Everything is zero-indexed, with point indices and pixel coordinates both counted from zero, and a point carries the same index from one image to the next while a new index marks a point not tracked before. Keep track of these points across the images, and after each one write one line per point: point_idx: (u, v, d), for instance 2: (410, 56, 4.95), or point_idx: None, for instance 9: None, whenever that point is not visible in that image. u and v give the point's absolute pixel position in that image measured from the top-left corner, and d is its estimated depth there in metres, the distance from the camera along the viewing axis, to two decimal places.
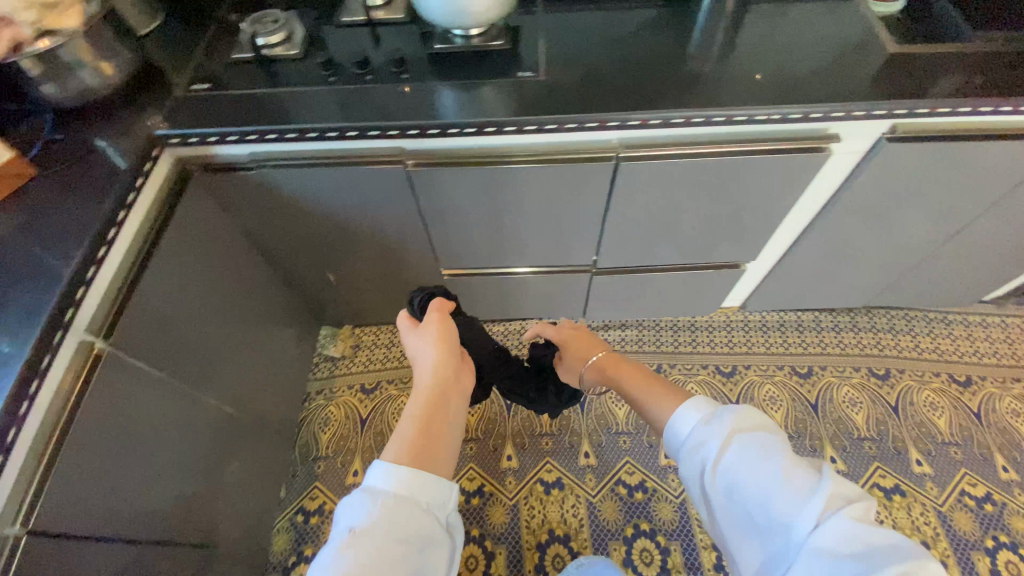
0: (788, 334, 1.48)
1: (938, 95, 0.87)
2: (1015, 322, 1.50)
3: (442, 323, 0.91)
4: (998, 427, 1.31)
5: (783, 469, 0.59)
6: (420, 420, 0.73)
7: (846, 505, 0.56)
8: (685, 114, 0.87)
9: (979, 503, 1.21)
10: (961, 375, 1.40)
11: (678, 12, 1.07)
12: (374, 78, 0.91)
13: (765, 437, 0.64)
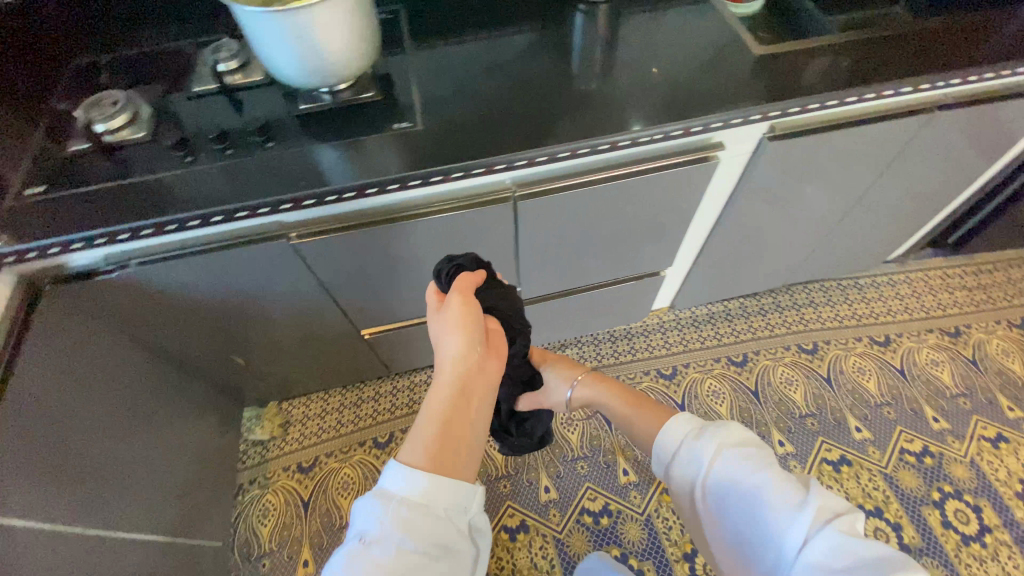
0: (719, 325, 1.53)
1: (810, 91, 0.90)
2: (915, 276, 1.63)
3: (466, 306, 0.75)
4: (923, 378, 1.43)
5: (771, 482, 0.62)
6: (438, 426, 0.67)
7: (830, 517, 0.56)
8: (572, 146, 0.86)
9: (920, 458, 1.31)
10: (881, 336, 1.51)
11: (553, 33, 1.05)
12: (236, 151, 0.83)
13: (753, 453, 0.67)
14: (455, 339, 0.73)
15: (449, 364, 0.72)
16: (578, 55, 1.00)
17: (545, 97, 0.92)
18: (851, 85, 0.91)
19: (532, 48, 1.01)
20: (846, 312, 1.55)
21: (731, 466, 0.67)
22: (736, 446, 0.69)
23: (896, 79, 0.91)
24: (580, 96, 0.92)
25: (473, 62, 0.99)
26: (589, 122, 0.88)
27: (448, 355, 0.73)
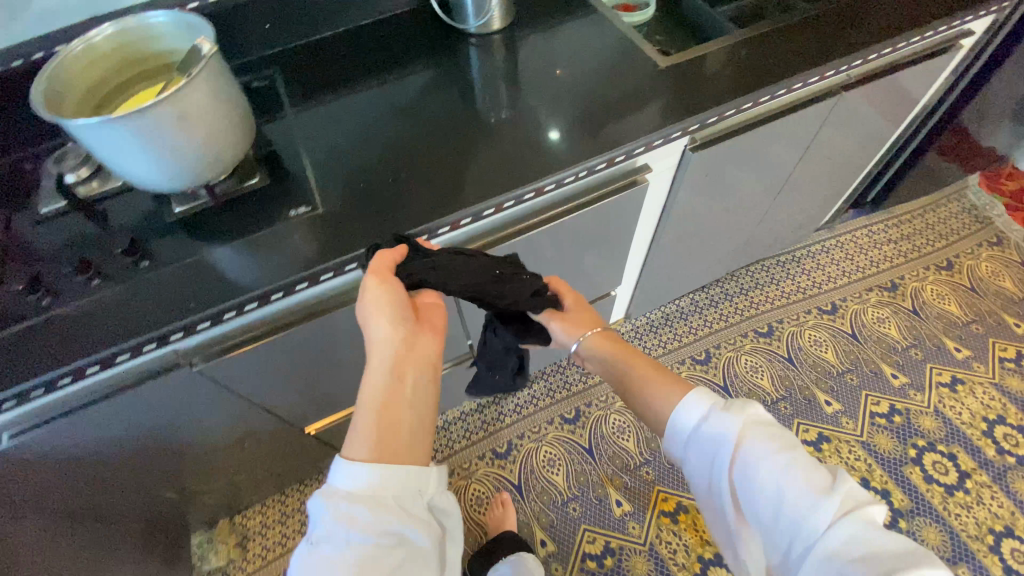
0: (674, 326, 1.49)
1: (719, 99, 0.91)
2: (830, 251, 2.00)
3: (382, 288, 0.72)
4: (873, 339, 1.81)
5: (800, 471, 0.66)
6: (375, 410, 0.68)
7: (853, 509, 0.62)
8: (498, 201, 0.84)
9: (892, 421, 1.66)
10: (827, 305, 1.89)
11: (449, 74, 1.02)
12: (107, 284, 0.77)
13: (778, 438, 0.71)
14: (382, 321, 0.72)
15: (379, 348, 0.72)
16: (487, 98, 0.97)
17: (460, 150, 0.89)
18: (756, 88, 0.93)
19: (441, 99, 0.98)
20: (801, 286, 1.52)
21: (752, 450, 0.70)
22: (761, 429, 0.72)
23: (795, 73, 0.94)
24: (496, 145, 0.89)
25: (379, 124, 0.95)
26: (513, 173, 0.86)
27: (376, 338, 0.72)
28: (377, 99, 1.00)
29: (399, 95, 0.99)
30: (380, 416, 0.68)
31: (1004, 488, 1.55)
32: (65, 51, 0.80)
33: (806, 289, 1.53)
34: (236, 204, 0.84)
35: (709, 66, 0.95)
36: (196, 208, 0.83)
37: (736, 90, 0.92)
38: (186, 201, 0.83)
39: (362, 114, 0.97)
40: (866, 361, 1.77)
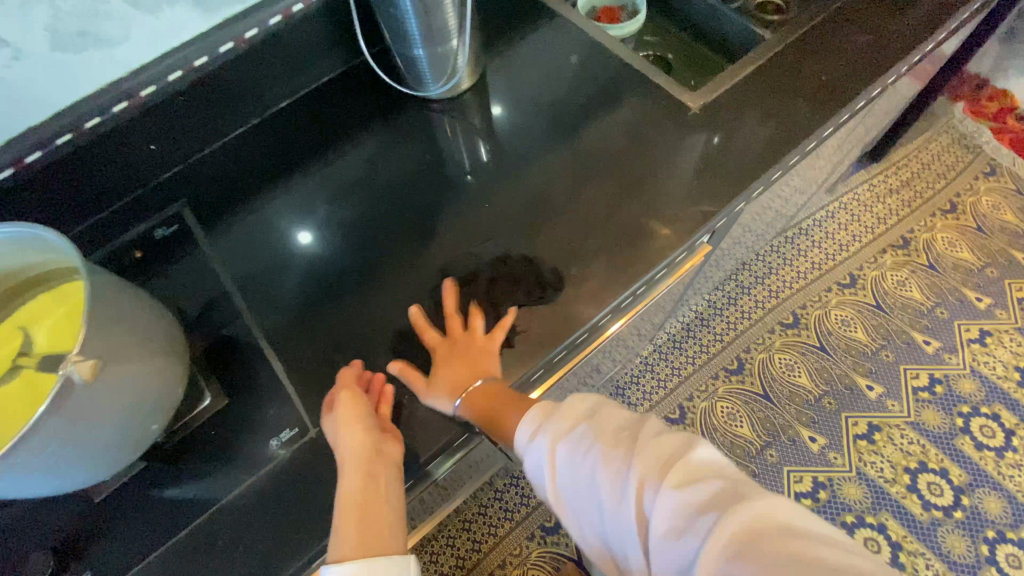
0: (755, 292, 1.34)
1: (879, 61, 0.75)
2: (927, 151, 1.44)
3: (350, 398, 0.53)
4: (999, 227, 1.35)
5: (604, 457, 0.46)
6: (353, 511, 0.46)
7: (662, 469, 0.43)
8: (671, 260, 0.64)
9: (984, 344, 1.24)
10: (946, 205, 1.38)
11: (495, 75, 0.77)
12: (175, 505, 0.51)
13: (590, 420, 0.49)
14: (355, 427, 0.51)
15: (358, 444, 0.50)
16: (591, 91, 0.75)
17: (603, 176, 0.69)
18: (911, 38, 0.77)
19: (530, 102, 0.75)
20: (870, 222, 1.37)
21: (567, 459, 0.48)
22: (567, 424, 0.50)
23: (945, 16, 0.79)
24: (641, 164, 0.69)
25: (471, 154, 0.72)
26: (682, 198, 0.66)
27: (351, 446, 0.50)
28: (447, 117, 0.74)
29: (470, 105, 0.75)
30: (364, 521, 0.46)
31: None
32: (45, 148, 0.55)
33: (879, 223, 1.37)
34: (338, 300, 0.61)
35: (845, 18, 0.79)
36: (291, 308, 0.61)
37: (896, 48, 0.76)
38: (280, 278, 0.63)
39: (439, 140, 0.73)
40: (1002, 251, 1.32)
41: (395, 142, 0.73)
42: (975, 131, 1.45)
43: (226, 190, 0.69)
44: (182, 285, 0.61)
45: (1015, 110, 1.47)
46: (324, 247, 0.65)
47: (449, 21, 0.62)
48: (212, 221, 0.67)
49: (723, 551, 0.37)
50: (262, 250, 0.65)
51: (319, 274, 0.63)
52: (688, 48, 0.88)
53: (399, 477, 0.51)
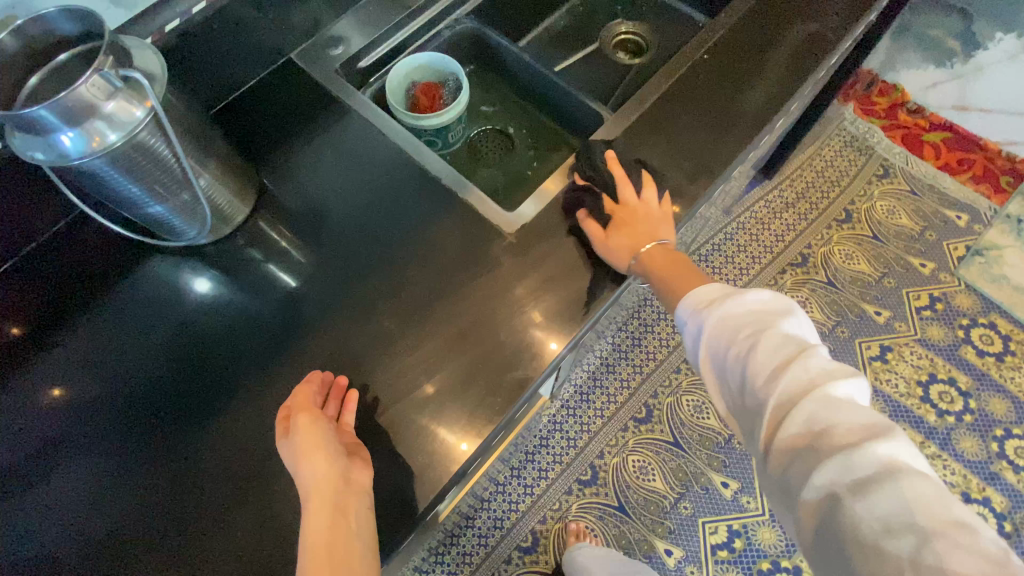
0: (658, 329, 1.28)
1: (733, 145, 0.62)
2: (819, 158, 1.41)
3: (308, 418, 0.46)
4: (894, 234, 1.33)
5: (758, 348, 0.43)
6: (318, 548, 0.39)
7: (809, 389, 0.40)
8: (506, 424, 0.52)
9: (885, 360, 1.23)
10: (840, 215, 1.36)
11: (288, 184, 0.62)
12: None
13: (764, 317, 0.46)
14: (313, 454, 0.44)
15: (319, 472, 0.43)
16: (402, 206, 0.61)
17: (412, 339, 0.54)
18: (773, 101, 0.64)
19: (328, 228, 0.60)
20: (769, 240, 1.34)
21: (719, 340, 0.47)
22: (743, 309, 0.47)
23: (811, 62, 0.66)
24: (454, 311, 0.55)
25: (290, 278, 0.58)
26: (511, 352, 0.53)
27: (313, 475, 0.43)
28: (229, 254, 0.60)
29: (257, 234, 0.61)
30: (332, 563, 0.38)
31: (953, 451, 1.15)
32: None
33: (778, 241, 1.34)
34: (181, 440, 0.51)
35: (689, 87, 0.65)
36: (115, 444, 0.50)
37: None
38: (141, 367, 0.53)
39: (237, 270, 0.59)
40: (898, 259, 1.31)
41: (200, 264, 0.59)
42: (867, 132, 1.42)
43: (72, 287, 0.56)
44: (24, 415, 0.51)
45: (906, 105, 1.44)
46: (193, 321, 0.56)
47: (173, 164, 0.48)
48: (56, 331, 0.55)
49: (837, 475, 0.36)
50: (122, 341, 0.54)
51: (179, 369, 0.53)
52: (531, 122, 0.78)
53: (369, 506, 0.43)
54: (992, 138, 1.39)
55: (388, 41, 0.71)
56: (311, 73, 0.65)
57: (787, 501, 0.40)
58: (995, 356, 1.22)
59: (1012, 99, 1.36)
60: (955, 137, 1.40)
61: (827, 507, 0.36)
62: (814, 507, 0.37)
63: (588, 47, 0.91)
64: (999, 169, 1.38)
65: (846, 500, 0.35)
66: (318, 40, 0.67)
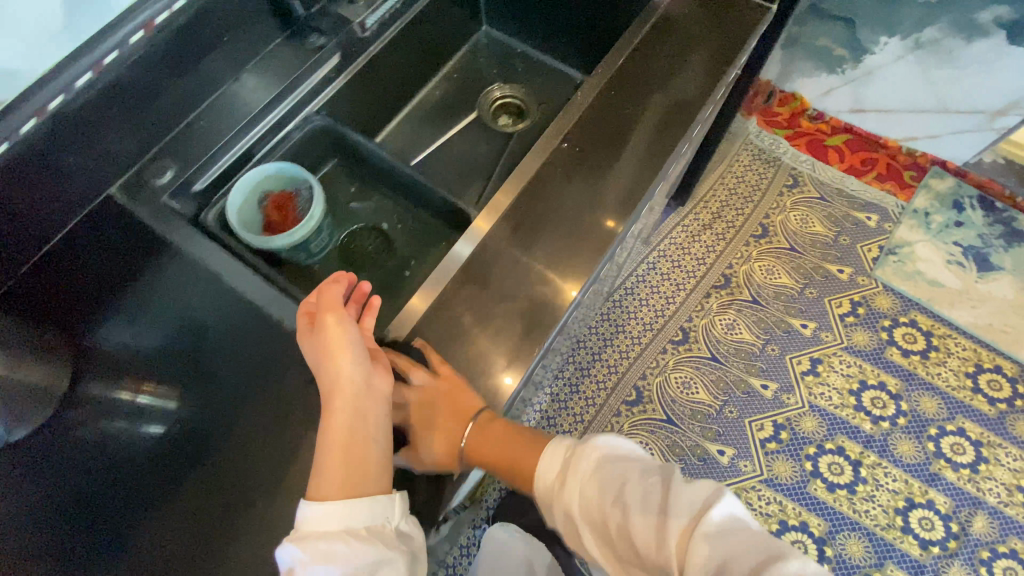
0: (593, 372, 1.25)
1: (597, 236, 0.58)
2: (728, 175, 1.42)
3: (336, 321, 0.52)
4: (810, 243, 1.34)
5: (639, 502, 0.50)
6: (340, 449, 0.48)
7: (691, 533, 0.46)
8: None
9: (817, 372, 1.23)
10: (757, 230, 1.36)
11: (141, 327, 0.59)
12: None
13: (621, 467, 0.53)
14: (340, 360, 0.50)
15: (343, 377, 0.50)
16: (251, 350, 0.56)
17: (268, 499, 0.51)
18: (635, 184, 0.60)
19: (182, 377, 0.58)
20: (691, 265, 1.34)
21: (589, 502, 0.52)
22: (605, 463, 0.54)
23: (670, 138, 0.61)
24: None
25: (155, 427, 0.57)
26: None
27: (339, 378, 0.50)
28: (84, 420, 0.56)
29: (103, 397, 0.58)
30: (346, 460, 0.47)
31: (891, 457, 1.16)
32: None
33: (699, 264, 1.34)
34: None
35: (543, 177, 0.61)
36: None
37: None
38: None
39: (85, 444, 0.56)
40: (817, 268, 1.32)
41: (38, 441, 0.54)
42: (772, 144, 1.45)
43: None
44: None
45: (806, 111, 1.47)
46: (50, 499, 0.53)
47: None
48: None
49: None
50: None
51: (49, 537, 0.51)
52: (405, 215, 0.74)
53: (385, 410, 0.51)
54: (892, 137, 1.41)
55: (230, 151, 0.66)
56: (135, 210, 0.60)
57: None
58: (920, 353, 1.23)
59: (908, 99, 1.30)
60: (855, 138, 1.45)
61: None
62: None
63: (465, 119, 0.88)
64: (901, 165, 1.42)
65: None
66: (142, 167, 0.61)
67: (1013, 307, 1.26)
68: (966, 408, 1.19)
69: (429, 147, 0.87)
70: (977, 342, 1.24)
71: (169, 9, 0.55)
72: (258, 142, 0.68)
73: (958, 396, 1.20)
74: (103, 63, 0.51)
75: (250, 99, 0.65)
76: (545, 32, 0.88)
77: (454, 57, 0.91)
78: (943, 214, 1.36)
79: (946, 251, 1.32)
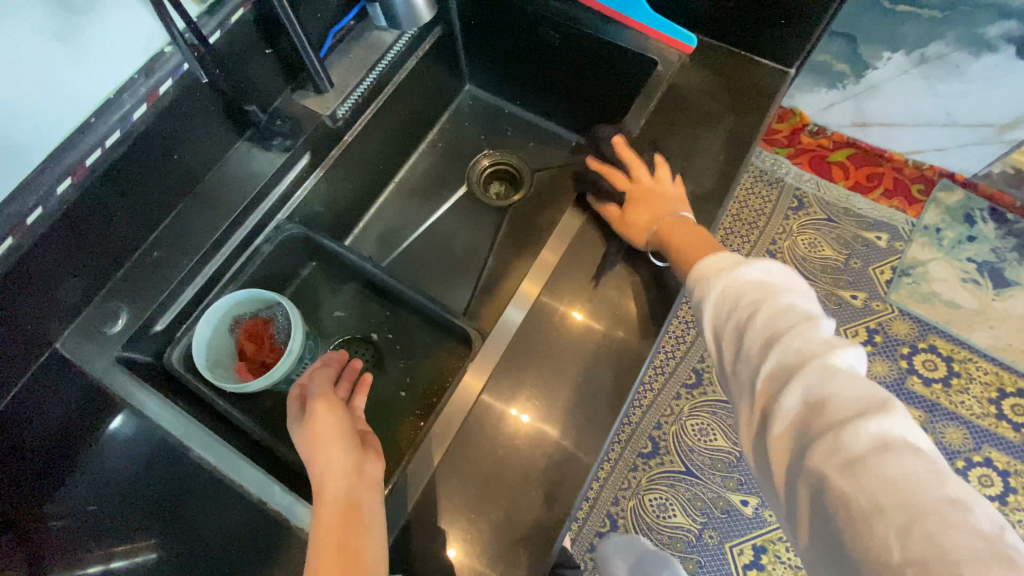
0: None
1: (622, 366, 0.52)
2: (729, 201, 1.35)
3: (323, 399, 0.50)
4: (820, 268, 1.28)
5: (768, 312, 0.44)
6: (330, 537, 0.41)
7: (811, 356, 0.40)
8: None
9: None
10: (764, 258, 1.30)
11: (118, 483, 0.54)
12: None
13: (763, 284, 0.46)
14: (328, 442, 0.47)
15: (335, 462, 0.46)
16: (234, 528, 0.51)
17: None
18: (654, 300, 0.54)
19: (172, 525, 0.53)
20: None
21: (715, 298, 0.47)
22: (749, 275, 0.47)
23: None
24: None
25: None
26: None
27: (330, 463, 0.45)
28: None
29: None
30: (339, 548, 0.41)
31: None
32: None
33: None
34: None
35: (556, 295, 0.54)
36: None
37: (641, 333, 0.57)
38: None
39: None
40: (829, 295, 1.26)
41: None
42: (773, 165, 1.38)
43: None
44: None
45: (806, 127, 1.40)
46: None
47: None
48: None
49: (838, 445, 0.36)
50: None
51: None
52: (397, 323, 0.67)
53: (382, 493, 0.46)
54: (896, 150, 1.35)
55: (195, 280, 0.57)
56: (83, 368, 0.51)
57: (783, 461, 0.40)
58: (941, 381, 1.19)
59: (912, 112, 1.23)
60: (858, 151, 1.38)
61: (820, 482, 0.36)
62: (816, 474, 0.37)
63: (454, 194, 0.81)
64: (908, 179, 1.35)
65: (840, 476, 0.36)
66: (91, 313, 0.53)
67: None
68: (992, 437, 1.15)
69: (417, 228, 0.79)
70: (998, 365, 1.20)
71: (101, 147, 0.47)
72: (229, 265, 0.59)
73: (983, 424, 1.15)
74: (25, 223, 0.44)
75: (207, 219, 0.57)
76: (536, 91, 0.80)
77: (438, 123, 0.84)
78: (955, 228, 1.30)
79: (960, 269, 1.27)
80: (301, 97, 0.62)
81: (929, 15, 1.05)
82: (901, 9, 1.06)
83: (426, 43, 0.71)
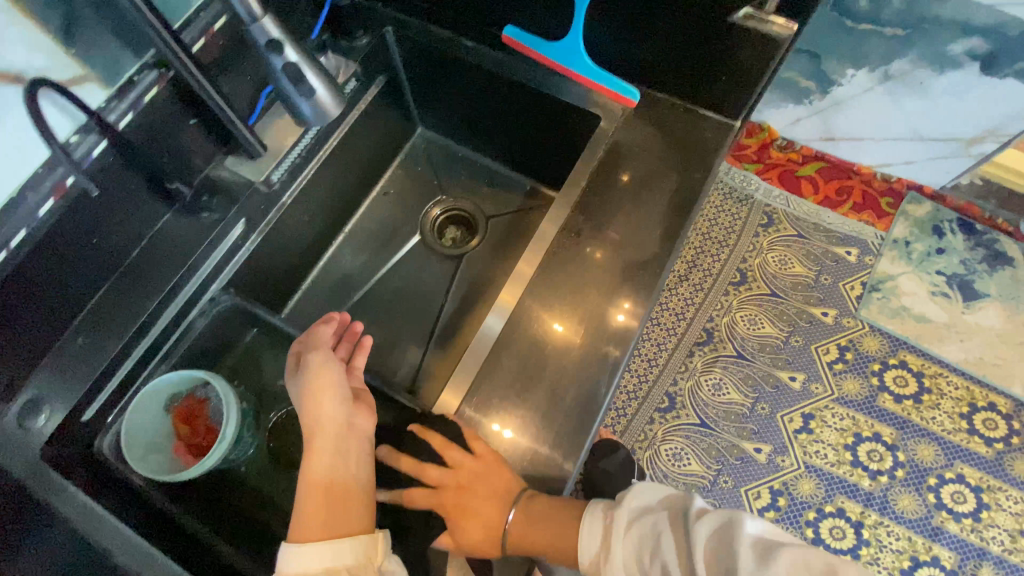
0: None
1: (563, 448, 0.50)
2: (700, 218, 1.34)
3: (322, 356, 0.56)
4: (790, 286, 1.28)
5: (669, 534, 0.49)
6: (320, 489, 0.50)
7: (717, 544, 0.46)
8: None
9: (810, 429, 1.18)
10: (735, 276, 1.29)
11: None
12: None
13: (655, 512, 0.52)
14: (325, 399, 0.54)
15: (326, 417, 0.54)
16: None
17: None
18: (598, 376, 0.52)
19: None
20: (670, 322, 1.25)
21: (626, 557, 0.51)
22: (637, 514, 0.52)
23: (636, 309, 0.54)
24: None
25: None
26: None
27: (320, 416, 0.53)
28: None
29: None
30: (326, 500, 0.50)
31: (893, 514, 1.12)
32: None
33: (679, 320, 1.26)
34: None
35: (496, 373, 0.52)
36: None
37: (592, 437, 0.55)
38: None
39: None
40: (800, 313, 1.26)
41: None
42: (743, 181, 1.37)
43: None
44: None
45: (774, 142, 1.39)
46: None
47: None
48: None
49: None
50: None
51: None
52: None
53: (368, 449, 0.54)
54: (865, 163, 1.35)
55: (124, 363, 0.54)
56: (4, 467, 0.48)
57: None
58: (912, 398, 1.19)
59: (877, 125, 1.23)
60: (827, 165, 1.37)
61: None
62: None
63: (407, 243, 0.79)
64: (877, 192, 1.35)
65: None
66: (16, 407, 0.50)
67: (1002, 337, 1.23)
68: (963, 452, 1.15)
69: (369, 280, 0.77)
70: (968, 379, 1.20)
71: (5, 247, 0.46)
72: (161, 344, 0.56)
73: (954, 439, 1.16)
74: None
75: (135, 300, 0.55)
76: (487, 136, 0.78)
77: (389, 169, 0.82)
78: (924, 241, 1.30)
79: (930, 282, 1.27)
80: (233, 164, 0.60)
81: (892, 34, 1.03)
82: (862, 28, 1.04)
83: (368, 94, 0.70)
